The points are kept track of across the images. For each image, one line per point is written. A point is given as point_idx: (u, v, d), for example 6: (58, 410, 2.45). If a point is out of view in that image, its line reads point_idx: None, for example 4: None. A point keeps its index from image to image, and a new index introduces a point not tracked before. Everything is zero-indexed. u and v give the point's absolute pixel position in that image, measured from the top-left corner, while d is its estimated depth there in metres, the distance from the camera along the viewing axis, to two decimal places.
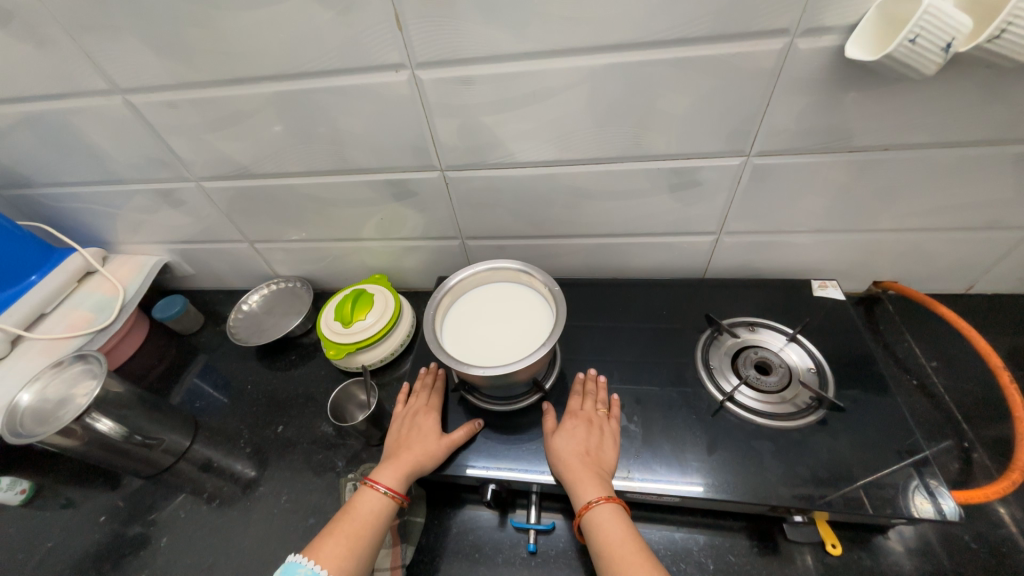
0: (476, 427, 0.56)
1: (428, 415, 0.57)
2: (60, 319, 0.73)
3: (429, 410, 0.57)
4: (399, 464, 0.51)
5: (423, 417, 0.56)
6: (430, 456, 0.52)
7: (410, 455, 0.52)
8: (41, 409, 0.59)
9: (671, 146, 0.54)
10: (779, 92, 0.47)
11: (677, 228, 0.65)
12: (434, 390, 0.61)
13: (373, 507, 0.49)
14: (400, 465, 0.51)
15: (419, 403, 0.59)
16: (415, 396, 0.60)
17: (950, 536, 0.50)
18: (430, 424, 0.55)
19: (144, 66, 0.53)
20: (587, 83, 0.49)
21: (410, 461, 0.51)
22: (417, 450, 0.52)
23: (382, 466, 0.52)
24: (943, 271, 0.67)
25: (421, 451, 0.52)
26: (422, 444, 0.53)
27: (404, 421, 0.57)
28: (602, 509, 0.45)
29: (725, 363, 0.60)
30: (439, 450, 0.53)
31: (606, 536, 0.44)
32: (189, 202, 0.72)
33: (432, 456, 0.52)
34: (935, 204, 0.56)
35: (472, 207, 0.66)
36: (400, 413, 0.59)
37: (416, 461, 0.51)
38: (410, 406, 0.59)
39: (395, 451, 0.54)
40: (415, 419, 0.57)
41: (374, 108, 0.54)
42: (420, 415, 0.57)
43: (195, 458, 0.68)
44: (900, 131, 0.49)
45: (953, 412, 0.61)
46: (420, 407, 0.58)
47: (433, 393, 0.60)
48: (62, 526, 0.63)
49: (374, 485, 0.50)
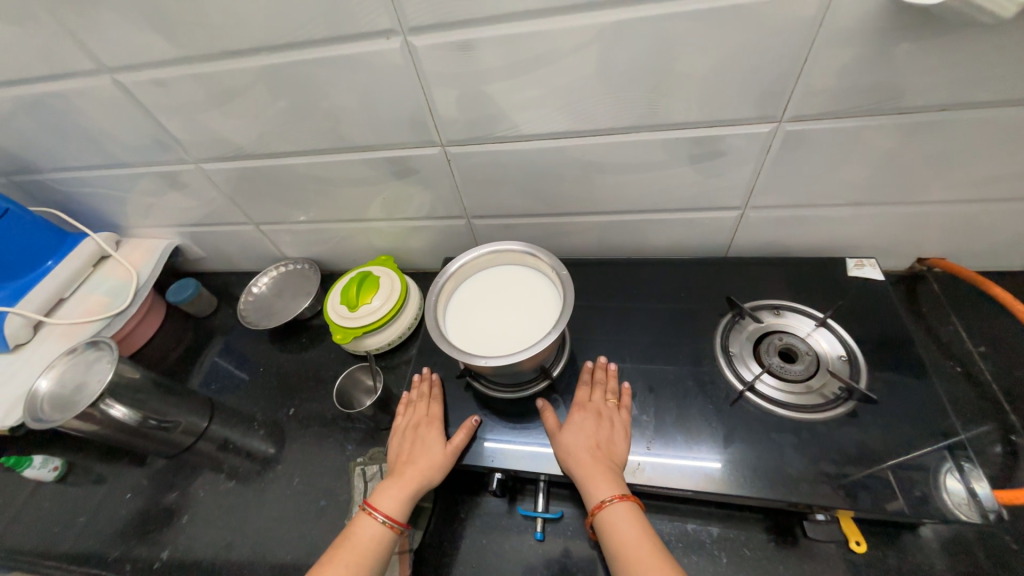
0: (474, 425, 0.54)
1: (431, 427, 0.54)
2: (77, 304, 0.74)
3: (432, 420, 0.55)
4: (402, 485, 0.49)
5: (426, 429, 0.54)
6: (437, 469, 0.50)
7: (413, 472, 0.50)
8: (59, 394, 0.60)
9: (691, 113, 0.49)
10: (817, 47, 0.41)
11: (698, 203, 0.60)
12: (434, 399, 0.58)
13: (372, 533, 0.46)
14: (404, 484, 0.49)
15: (418, 415, 0.56)
16: (415, 406, 0.57)
17: (990, 535, 0.47)
18: (434, 435, 0.53)
19: (128, 43, 0.50)
20: (597, 44, 0.44)
21: (417, 478, 0.50)
22: (422, 465, 0.50)
23: (383, 488, 0.50)
24: (999, 247, 0.61)
25: (426, 465, 0.50)
26: (426, 458, 0.51)
27: (405, 435, 0.55)
28: (615, 509, 0.43)
29: (746, 349, 0.56)
30: (446, 460, 0.51)
31: (621, 538, 0.42)
32: (192, 185, 0.71)
33: (438, 468, 0.50)
34: (996, 172, 0.50)
35: (477, 184, 0.63)
36: (400, 425, 0.56)
37: (420, 478, 0.49)
38: (408, 418, 0.57)
39: (397, 467, 0.51)
40: (416, 433, 0.54)
41: (368, 79, 0.50)
42: (422, 427, 0.54)
43: (212, 438, 0.70)
44: (962, 86, 0.42)
45: (999, 401, 0.56)
46: (422, 418, 0.55)
47: (433, 403, 0.57)
48: (92, 501, 0.66)
49: (373, 511, 0.47)
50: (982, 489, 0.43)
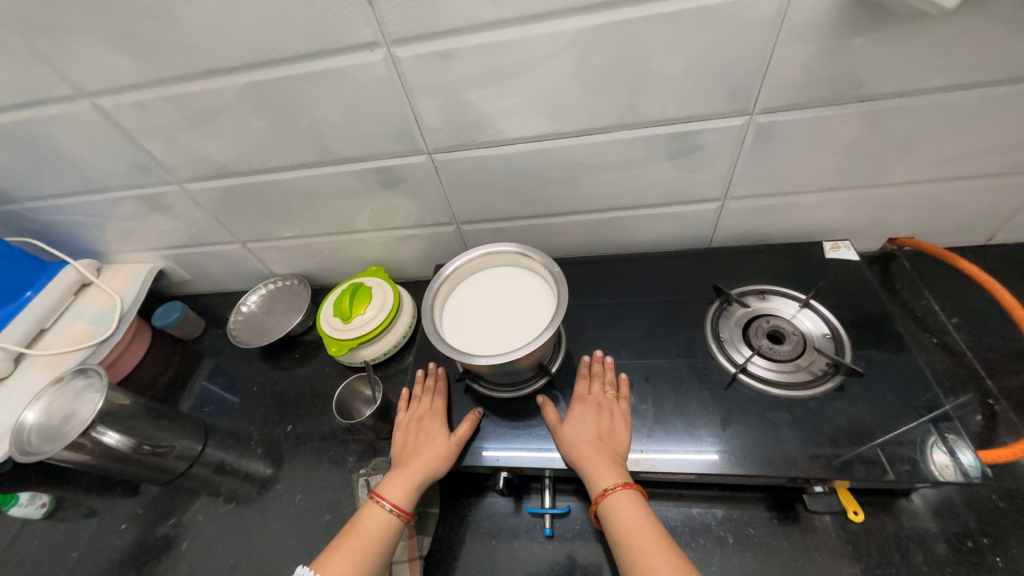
0: (477, 417, 0.55)
1: (434, 419, 0.55)
2: (60, 334, 0.72)
3: (435, 414, 0.56)
4: (408, 476, 0.50)
5: (429, 421, 0.55)
6: (442, 459, 0.51)
7: (418, 463, 0.51)
8: (47, 426, 0.58)
9: (668, 110, 0.51)
10: (781, 43, 0.44)
11: (679, 197, 0.62)
12: (436, 392, 0.58)
13: (379, 522, 0.47)
14: (409, 475, 0.50)
15: (422, 408, 0.57)
16: (418, 400, 0.58)
17: (976, 494, 0.49)
18: (438, 428, 0.54)
19: (107, 67, 0.50)
20: (574, 48, 0.45)
21: (422, 469, 0.50)
22: (427, 456, 0.51)
23: (389, 479, 0.50)
24: (963, 223, 0.64)
25: (431, 457, 0.51)
26: (430, 450, 0.52)
27: (409, 428, 0.55)
28: (618, 496, 0.44)
29: (736, 334, 0.58)
30: (450, 451, 0.52)
31: (624, 524, 0.43)
32: (175, 207, 0.70)
33: (443, 459, 0.51)
34: (952, 152, 0.53)
35: (464, 190, 0.64)
36: (404, 419, 0.57)
37: (425, 469, 0.50)
38: (412, 412, 0.57)
39: (403, 459, 0.52)
40: (420, 427, 0.55)
41: (352, 92, 0.51)
42: (426, 420, 0.55)
43: (208, 461, 0.69)
44: (916, 73, 0.45)
45: (975, 368, 0.59)
46: (425, 412, 0.56)
47: (437, 396, 0.57)
48: (85, 536, 0.64)
49: (380, 501, 0.48)
50: (967, 460, 0.44)
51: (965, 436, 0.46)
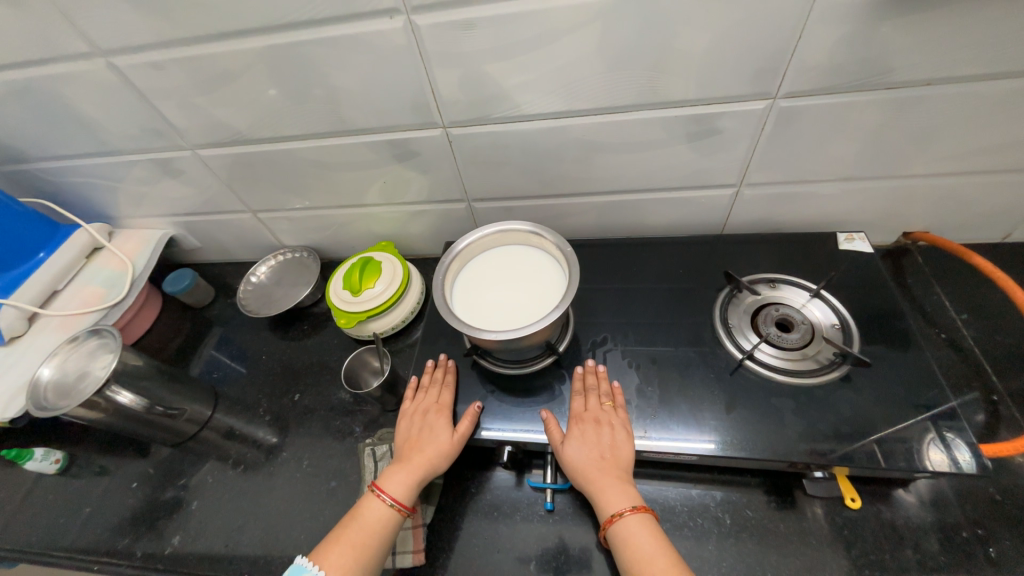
0: (477, 412, 0.54)
1: (440, 414, 0.55)
2: (73, 295, 0.74)
3: (441, 409, 0.55)
4: (409, 471, 0.51)
5: (435, 415, 0.55)
6: (443, 457, 0.51)
7: (421, 460, 0.51)
8: (62, 382, 0.60)
9: (689, 91, 0.50)
10: (812, 22, 0.43)
11: (695, 181, 0.61)
12: (444, 385, 0.58)
13: (377, 515, 0.48)
14: (411, 470, 0.51)
15: (429, 401, 0.57)
16: (425, 392, 0.58)
17: (974, 487, 0.50)
18: (442, 425, 0.54)
19: (123, 25, 0.50)
20: (598, 22, 0.44)
21: (423, 465, 0.51)
22: (429, 453, 0.52)
23: (391, 472, 0.51)
24: (980, 219, 0.63)
25: (432, 454, 0.52)
26: (432, 447, 0.52)
27: (415, 420, 0.56)
28: (626, 521, 0.44)
29: (744, 321, 0.59)
30: (452, 449, 0.52)
31: (633, 548, 0.43)
32: (188, 172, 0.70)
33: (444, 456, 0.51)
34: (978, 145, 0.52)
35: (478, 166, 0.63)
36: (410, 409, 0.57)
37: (426, 465, 0.51)
38: (418, 403, 0.57)
39: (406, 451, 0.53)
40: (426, 420, 0.55)
41: (370, 59, 0.50)
42: (431, 413, 0.55)
43: (217, 426, 0.70)
44: (947, 60, 0.44)
45: (982, 365, 0.59)
46: (431, 406, 0.56)
47: (444, 390, 0.57)
48: (98, 492, 0.66)
49: (380, 494, 0.49)
50: (963, 457, 0.44)
51: (967, 435, 0.45)
